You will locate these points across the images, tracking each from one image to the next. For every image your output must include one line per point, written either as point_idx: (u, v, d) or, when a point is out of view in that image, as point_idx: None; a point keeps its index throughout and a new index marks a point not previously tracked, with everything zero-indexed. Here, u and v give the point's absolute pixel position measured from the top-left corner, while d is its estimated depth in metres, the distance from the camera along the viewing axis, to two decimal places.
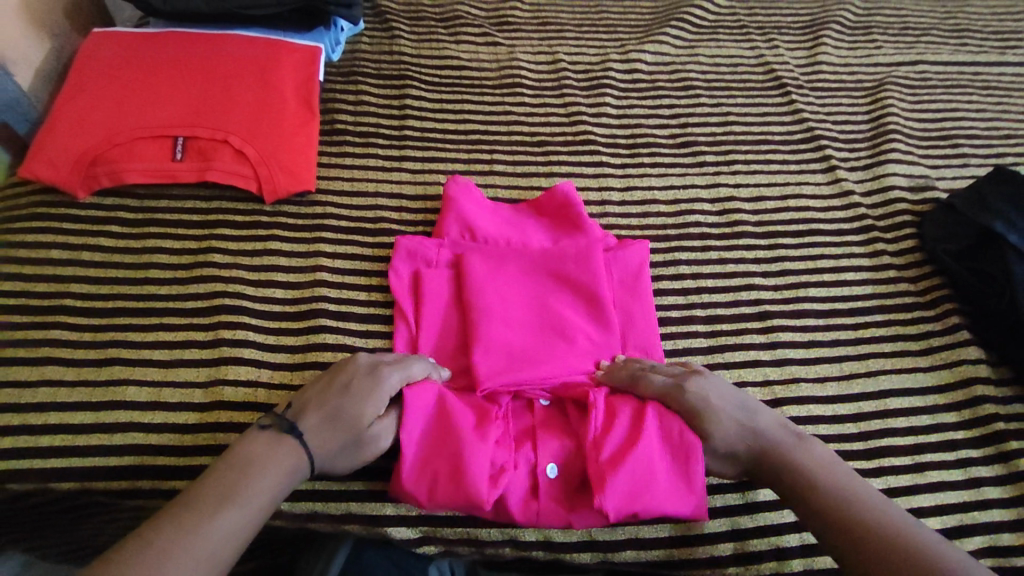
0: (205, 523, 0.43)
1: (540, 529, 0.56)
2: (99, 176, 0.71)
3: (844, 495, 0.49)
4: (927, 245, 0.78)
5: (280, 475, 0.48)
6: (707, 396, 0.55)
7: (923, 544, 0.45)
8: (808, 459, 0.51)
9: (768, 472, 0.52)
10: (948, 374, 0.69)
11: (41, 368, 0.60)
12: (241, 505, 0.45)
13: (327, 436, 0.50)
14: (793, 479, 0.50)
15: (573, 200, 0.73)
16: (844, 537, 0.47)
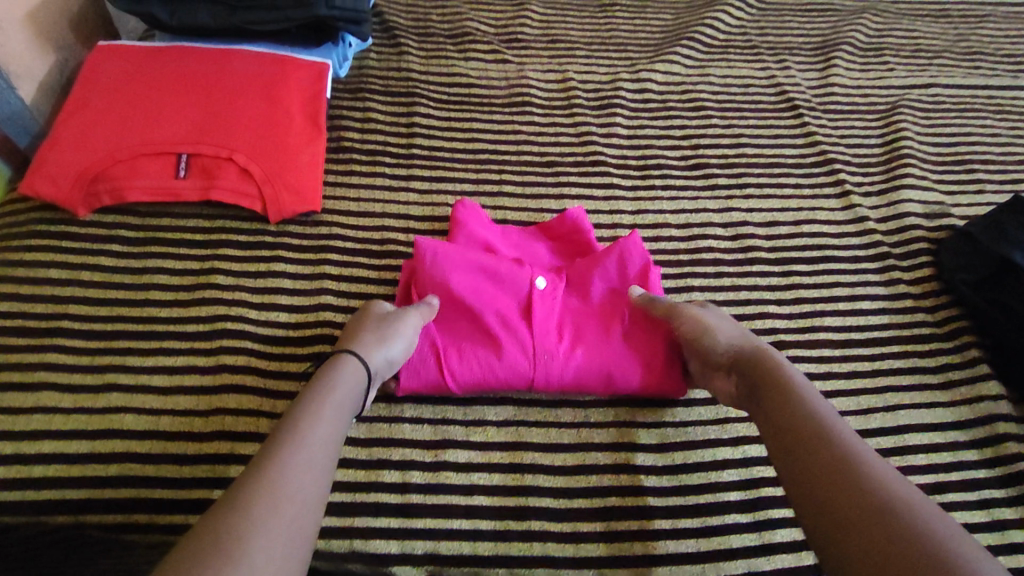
0: (290, 490, 0.40)
1: (551, 570, 0.53)
2: (100, 193, 0.70)
3: (828, 415, 0.44)
4: (946, 275, 0.76)
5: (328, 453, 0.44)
6: (726, 325, 0.57)
7: (879, 474, 0.39)
8: (805, 386, 0.47)
9: (757, 378, 0.50)
10: (968, 409, 0.67)
11: (36, 392, 0.58)
12: (298, 486, 0.40)
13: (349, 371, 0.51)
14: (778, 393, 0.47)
15: (584, 226, 0.71)
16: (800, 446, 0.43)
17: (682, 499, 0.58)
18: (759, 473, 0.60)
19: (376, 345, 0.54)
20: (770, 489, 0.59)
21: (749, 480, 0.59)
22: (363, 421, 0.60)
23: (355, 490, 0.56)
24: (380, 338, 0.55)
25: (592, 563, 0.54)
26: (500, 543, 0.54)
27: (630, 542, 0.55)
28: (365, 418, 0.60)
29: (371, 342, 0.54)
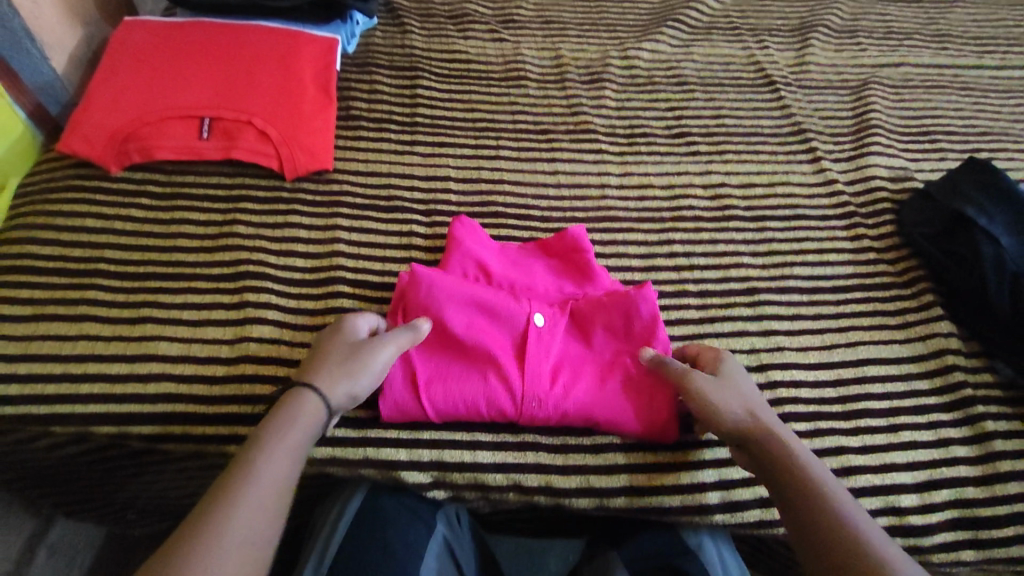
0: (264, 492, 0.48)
1: (542, 475, 0.60)
2: (130, 152, 0.76)
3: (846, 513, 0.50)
4: (905, 231, 0.83)
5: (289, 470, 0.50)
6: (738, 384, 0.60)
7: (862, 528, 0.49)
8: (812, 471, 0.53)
9: (774, 464, 0.54)
10: (922, 345, 0.74)
11: (79, 323, 0.64)
12: (256, 511, 0.47)
13: (308, 409, 0.54)
14: (796, 486, 0.52)
15: (583, 246, 0.73)
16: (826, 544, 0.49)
17: None
18: None
19: (340, 379, 0.56)
20: None
21: None
22: None
23: (366, 407, 0.62)
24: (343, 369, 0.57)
25: (578, 470, 0.61)
26: (498, 452, 0.61)
27: (614, 453, 0.62)
28: None
29: (337, 375, 0.56)
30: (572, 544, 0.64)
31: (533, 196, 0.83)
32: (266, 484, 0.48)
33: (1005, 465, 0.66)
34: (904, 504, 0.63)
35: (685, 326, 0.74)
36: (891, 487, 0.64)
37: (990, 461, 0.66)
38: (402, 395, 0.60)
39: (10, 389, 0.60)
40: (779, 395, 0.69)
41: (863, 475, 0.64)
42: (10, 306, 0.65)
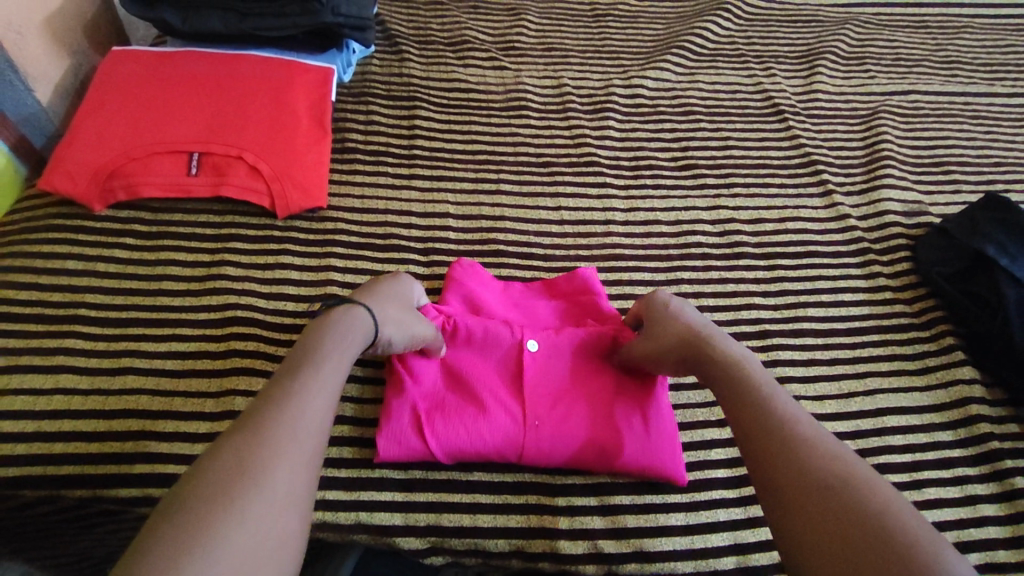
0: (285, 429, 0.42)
1: (547, 541, 0.56)
2: (115, 189, 0.73)
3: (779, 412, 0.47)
4: (922, 268, 0.80)
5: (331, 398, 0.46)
6: (685, 311, 0.59)
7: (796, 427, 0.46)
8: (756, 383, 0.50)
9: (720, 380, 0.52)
10: (944, 393, 0.71)
11: (55, 375, 0.61)
12: (289, 440, 0.41)
13: (357, 329, 0.52)
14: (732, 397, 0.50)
15: (593, 288, 0.70)
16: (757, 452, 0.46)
17: None
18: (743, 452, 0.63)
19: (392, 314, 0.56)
20: None
21: (735, 459, 0.63)
22: (367, 402, 0.63)
23: (359, 467, 0.58)
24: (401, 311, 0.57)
25: (586, 534, 0.57)
26: (499, 515, 0.57)
27: (624, 514, 0.58)
28: (369, 399, 0.63)
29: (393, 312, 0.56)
30: None
31: (535, 232, 0.80)
32: (302, 421, 0.43)
33: None
34: None
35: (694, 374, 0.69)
36: None
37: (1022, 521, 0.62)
38: (401, 439, 0.57)
39: None
40: None
41: None
42: None
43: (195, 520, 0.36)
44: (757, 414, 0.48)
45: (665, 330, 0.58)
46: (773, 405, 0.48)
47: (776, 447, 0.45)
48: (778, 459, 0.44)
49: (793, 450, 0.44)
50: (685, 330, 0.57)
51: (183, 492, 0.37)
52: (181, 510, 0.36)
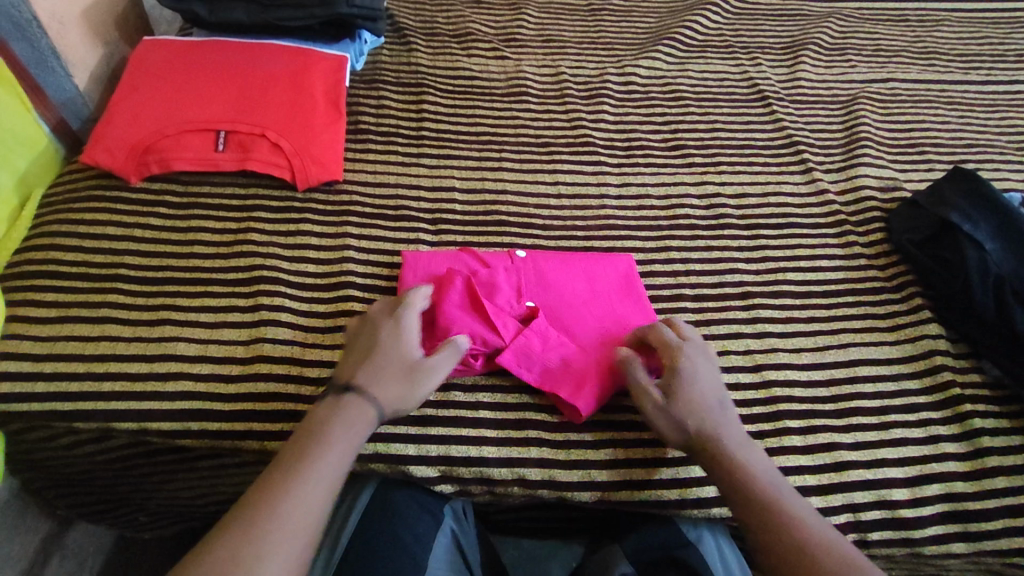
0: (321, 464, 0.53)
1: (545, 470, 0.63)
2: (150, 163, 0.80)
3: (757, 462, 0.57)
4: (894, 238, 0.86)
5: (336, 469, 0.53)
6: (702, 380, 0.61)
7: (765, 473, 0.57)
8: (740, 444, 0.58)
9: (720, 458, 0.57)
10: (911, 346, 0.77)
11: (101, 325, 0.67)
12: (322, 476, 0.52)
13: (354, 415, 0.56)
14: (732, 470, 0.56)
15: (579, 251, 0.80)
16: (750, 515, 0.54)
17: None
18: None
19: (393, 390, 0.58)
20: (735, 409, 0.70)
21: None
22: None
23: None
24: (403, 375, 0.59)
25: (580, 465, 0.63)
26: (502, 447, 0.63)
27: (615, 447, 0.64)
28: None
29: (393, 384, 0.59)
30: (573, 550, 0.69)
31: (534, 205, 0.87)
32: (324, 472, 0.52)
33: (992, 460, 0.68)
34: (895, 497, 0.65)
35: None
36: (881, 481, 0.66)
37: (979, 457, 0.68)
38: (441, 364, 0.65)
39: (36, 386, 0.63)
40: (774, 394, 0.71)
41: (856, 469, 0.66)
42: (37, 308, 0.68)
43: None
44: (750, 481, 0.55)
45: (681, 419, 0.59)
46: (764, 477, 0.56)
47: (770, 514, 0.53)
48: (757, 511, 0.54)
49: (770, 504, 0.54)
50: (698, 414, 0.59)
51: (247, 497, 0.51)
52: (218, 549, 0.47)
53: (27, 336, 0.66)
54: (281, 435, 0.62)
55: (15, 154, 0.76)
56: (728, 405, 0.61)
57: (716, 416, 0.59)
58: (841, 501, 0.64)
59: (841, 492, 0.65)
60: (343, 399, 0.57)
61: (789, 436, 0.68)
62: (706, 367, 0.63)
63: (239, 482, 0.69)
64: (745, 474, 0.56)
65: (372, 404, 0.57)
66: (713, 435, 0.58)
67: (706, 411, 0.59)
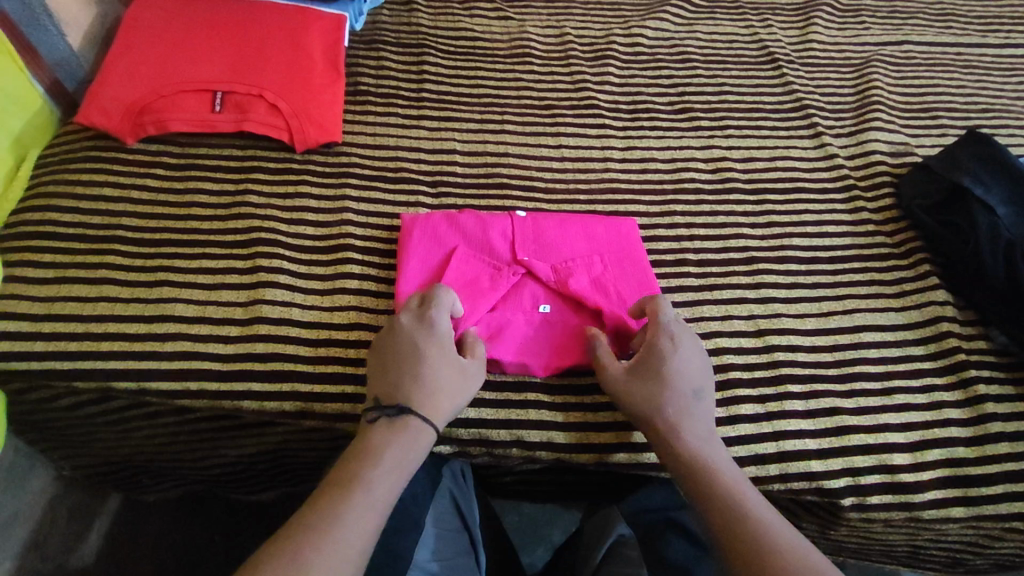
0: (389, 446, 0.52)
1: (543, 432, 0.62)
2: (146, 124, 0.79)
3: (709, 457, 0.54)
4: (904, 203, 0.84)
5: (395, 472, 0.51)
6: (676, 370, 0.58)
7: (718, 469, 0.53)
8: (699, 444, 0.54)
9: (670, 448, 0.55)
10: (917, 313, 0.76)
11: (99, 286, 0.67)
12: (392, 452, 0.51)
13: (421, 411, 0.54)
14: (693, 473, 0.53)
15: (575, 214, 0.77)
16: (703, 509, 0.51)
17: None
18: (727, 360, 0.70)
19: (447, 404, 0.55)
20: (737, 373, 0.69)
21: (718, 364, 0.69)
22: (382, 312, 0.69)
23: None
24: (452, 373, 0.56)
25: (579, 427, 0.63)
26: (500, 410, 0.63)
27: (618, 411, 0.64)
28: (381, 310, 0.69)
29: (450, 404, 0.55)
30: (571, 516, 0.86)
31: (537, 169, 0.85)
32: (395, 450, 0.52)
33: (995, 426, 0.67)
34: (896, 462, 0.64)
35: (684, 293, 0.75)
36: (882, 446, 0.65)
37: (982, 423, 0.67)
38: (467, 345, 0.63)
39: (35, 346, 0.63)
40: (776, 359, 0.71)
41: (856, 434, 0.66)
42: (34, 269, 0.68)
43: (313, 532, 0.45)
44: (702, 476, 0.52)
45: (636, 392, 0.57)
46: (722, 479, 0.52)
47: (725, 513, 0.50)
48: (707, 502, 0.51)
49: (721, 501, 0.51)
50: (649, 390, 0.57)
51: (339, 473, 0.50)
52: (320, 511, 0.47)
53: (27, 295, 0.66)
54: (279, 396, 0.62)
55: (9, 114, 0.75)
56: (704, 399, 0.58)
57: (685, 409, 0.56)
58: (841, 465, 0.64)
59: (842, 457, 0.64)
60: (405, 421, 0.53)
61: (790, 401, 0.67)
62: (693, 369, 0.58)
63: (238, 444, 0.70)
64: (701, 470, 0.53)
65: (427, 426, 0.53)
66: (675, 427, 0.55)
67: (676, 394, 0.56)
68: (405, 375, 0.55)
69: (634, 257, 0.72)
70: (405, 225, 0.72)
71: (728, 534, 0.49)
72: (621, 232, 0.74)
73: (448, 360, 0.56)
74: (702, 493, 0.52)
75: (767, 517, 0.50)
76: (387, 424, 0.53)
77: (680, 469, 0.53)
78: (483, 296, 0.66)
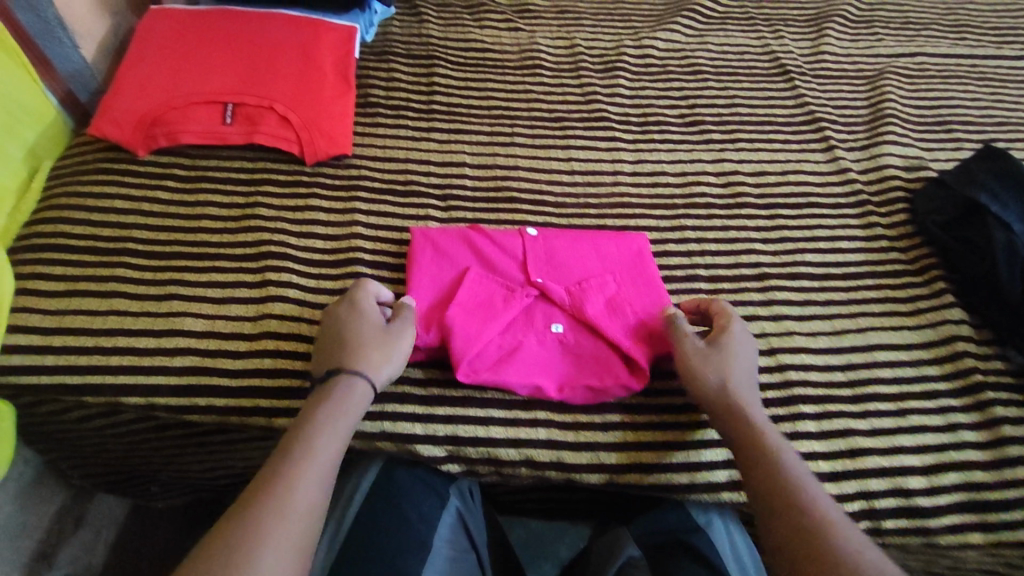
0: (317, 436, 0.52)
1: (553, 451, 0.61)
2: (157, 136, 0.79)
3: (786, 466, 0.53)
4: (919, 219, 0.83)
5: (326, 459, 0.51)
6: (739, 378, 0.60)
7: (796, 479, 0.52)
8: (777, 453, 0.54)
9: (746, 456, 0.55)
10: (932, 332, 0.74)
11: (109, 300, 0.67)
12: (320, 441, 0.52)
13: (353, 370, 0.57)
14: (769, 482, 0.52)
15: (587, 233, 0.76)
16: (768, 501, 0.51)
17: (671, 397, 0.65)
18: None
19: (381, 364, 0.58)
20: None
21: None
22: None
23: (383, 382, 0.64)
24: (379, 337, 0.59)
25: (591, 447, 0.62)
26: (510, 428, 0.62)
27: (628, 431, 0.63)
28: None
29: (377, 356, 0.58)
30: (579, 532, 0.86)
31: (547, 182, 0.85)
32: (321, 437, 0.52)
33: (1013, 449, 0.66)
34: (911, 485, 0.63)
35: None
36: (897, 469, 0.64)
37: (999, 446, 0.66)
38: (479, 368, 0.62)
39: (45, 360, 0.63)
40: (789, 378, 0.70)
41: (869, 456, 0.65)
42: (45, 282, 0.68)
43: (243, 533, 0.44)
44: (777, 479, 0.52)
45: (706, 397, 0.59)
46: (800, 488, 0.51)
47: (792, 514, 0.49)
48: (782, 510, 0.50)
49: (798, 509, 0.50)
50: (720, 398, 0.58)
51: (264, 471, 0.49)
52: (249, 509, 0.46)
53: (38, 309, 0.66)
54: (288, 413, 0.62)
55: (22, 126, 0.76)
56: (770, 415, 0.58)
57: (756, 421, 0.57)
58: (854, 488, 0.63)
59: (856, 480, 0.63)
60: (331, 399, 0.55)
61: (803, 421, 0.67)
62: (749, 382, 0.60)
63: (246, 457, 0.69)
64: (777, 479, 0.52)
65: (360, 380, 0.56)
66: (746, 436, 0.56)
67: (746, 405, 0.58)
68: (334, 348, 0.59)
69: (647, 276, 0.71)
70: (416, 243, 0.72)
71: (808, 547, 0.47)
72: (633, 251, 0.73)
73: (369, 325, 0.60)
74: (777, 498, 0.51)
75: (836, 519, 0.49)
76: (311, 414, 0.53)
77: (757, 478, 0.53)
78: (495, 316, 0.65)
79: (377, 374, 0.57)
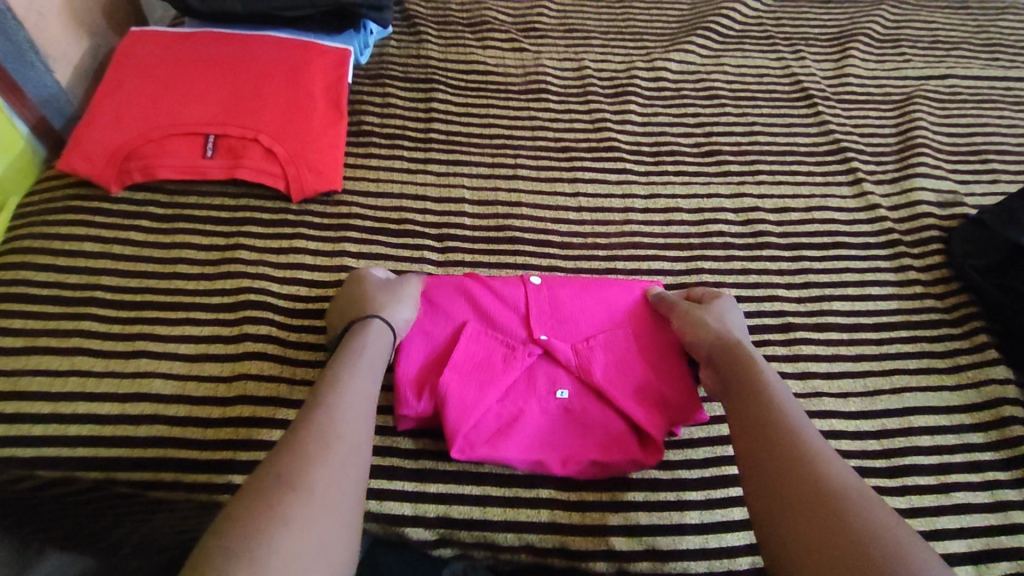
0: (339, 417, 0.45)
1: (556, 536, 0.56)
2: (132, 171, 0.73)
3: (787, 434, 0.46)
4: (956, 263, 0.77)
5: (351, 444, 0.44)
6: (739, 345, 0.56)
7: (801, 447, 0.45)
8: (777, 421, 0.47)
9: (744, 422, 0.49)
10: (974, 393, 0.68)
11: (71, 357, 0.61)
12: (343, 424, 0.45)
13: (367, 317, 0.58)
14: (767, 446, 0.45)
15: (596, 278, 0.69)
16: (767, 465, 0.44)
17: (673, 472, 0.61)
18: None
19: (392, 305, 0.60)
20: None
21: None
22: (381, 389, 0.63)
23: None
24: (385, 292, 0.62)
25: (599, 530, 0.57)
26: (508, 509, 0.58)
27: (637, 513, 0.58)
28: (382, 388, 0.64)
29: (385, 302, 0.60)
30: None
31: (552, 220, 0.79)
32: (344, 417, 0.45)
33: None
34: None
35: None
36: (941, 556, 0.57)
37: None
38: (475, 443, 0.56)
39: None
40: None
41: None
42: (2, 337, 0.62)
43: (258, 517, 0.37)
44: (794, 452, 0.44)
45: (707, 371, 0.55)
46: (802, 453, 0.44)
47: (794, 476, 0.42)
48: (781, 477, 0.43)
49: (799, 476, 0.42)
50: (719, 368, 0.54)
51: (280, 447, 0.42)
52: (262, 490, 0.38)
53: None
54: None
55: None
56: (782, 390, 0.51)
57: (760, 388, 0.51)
58: None
59: None
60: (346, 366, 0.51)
61: None
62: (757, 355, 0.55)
63: None
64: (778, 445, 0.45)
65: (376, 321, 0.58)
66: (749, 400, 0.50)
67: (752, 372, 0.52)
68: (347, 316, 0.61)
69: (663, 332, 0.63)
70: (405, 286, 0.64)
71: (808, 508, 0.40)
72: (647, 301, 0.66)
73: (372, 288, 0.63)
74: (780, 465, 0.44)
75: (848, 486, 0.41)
76: (333, 394, 0.47)
77: (755, 444, 0.46)
78: (492, 379, 0.58)
79: (393, 315, 0.59)
